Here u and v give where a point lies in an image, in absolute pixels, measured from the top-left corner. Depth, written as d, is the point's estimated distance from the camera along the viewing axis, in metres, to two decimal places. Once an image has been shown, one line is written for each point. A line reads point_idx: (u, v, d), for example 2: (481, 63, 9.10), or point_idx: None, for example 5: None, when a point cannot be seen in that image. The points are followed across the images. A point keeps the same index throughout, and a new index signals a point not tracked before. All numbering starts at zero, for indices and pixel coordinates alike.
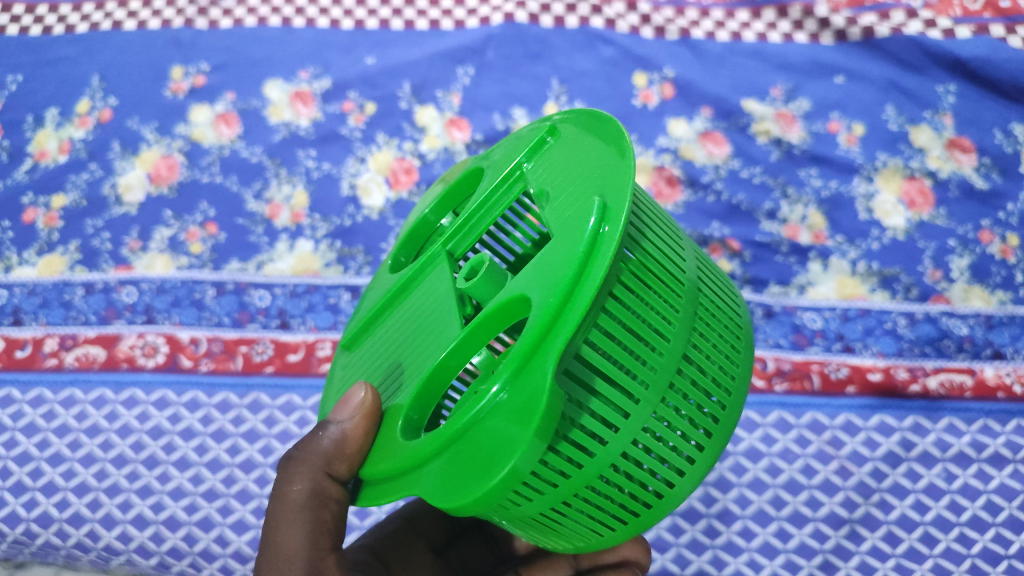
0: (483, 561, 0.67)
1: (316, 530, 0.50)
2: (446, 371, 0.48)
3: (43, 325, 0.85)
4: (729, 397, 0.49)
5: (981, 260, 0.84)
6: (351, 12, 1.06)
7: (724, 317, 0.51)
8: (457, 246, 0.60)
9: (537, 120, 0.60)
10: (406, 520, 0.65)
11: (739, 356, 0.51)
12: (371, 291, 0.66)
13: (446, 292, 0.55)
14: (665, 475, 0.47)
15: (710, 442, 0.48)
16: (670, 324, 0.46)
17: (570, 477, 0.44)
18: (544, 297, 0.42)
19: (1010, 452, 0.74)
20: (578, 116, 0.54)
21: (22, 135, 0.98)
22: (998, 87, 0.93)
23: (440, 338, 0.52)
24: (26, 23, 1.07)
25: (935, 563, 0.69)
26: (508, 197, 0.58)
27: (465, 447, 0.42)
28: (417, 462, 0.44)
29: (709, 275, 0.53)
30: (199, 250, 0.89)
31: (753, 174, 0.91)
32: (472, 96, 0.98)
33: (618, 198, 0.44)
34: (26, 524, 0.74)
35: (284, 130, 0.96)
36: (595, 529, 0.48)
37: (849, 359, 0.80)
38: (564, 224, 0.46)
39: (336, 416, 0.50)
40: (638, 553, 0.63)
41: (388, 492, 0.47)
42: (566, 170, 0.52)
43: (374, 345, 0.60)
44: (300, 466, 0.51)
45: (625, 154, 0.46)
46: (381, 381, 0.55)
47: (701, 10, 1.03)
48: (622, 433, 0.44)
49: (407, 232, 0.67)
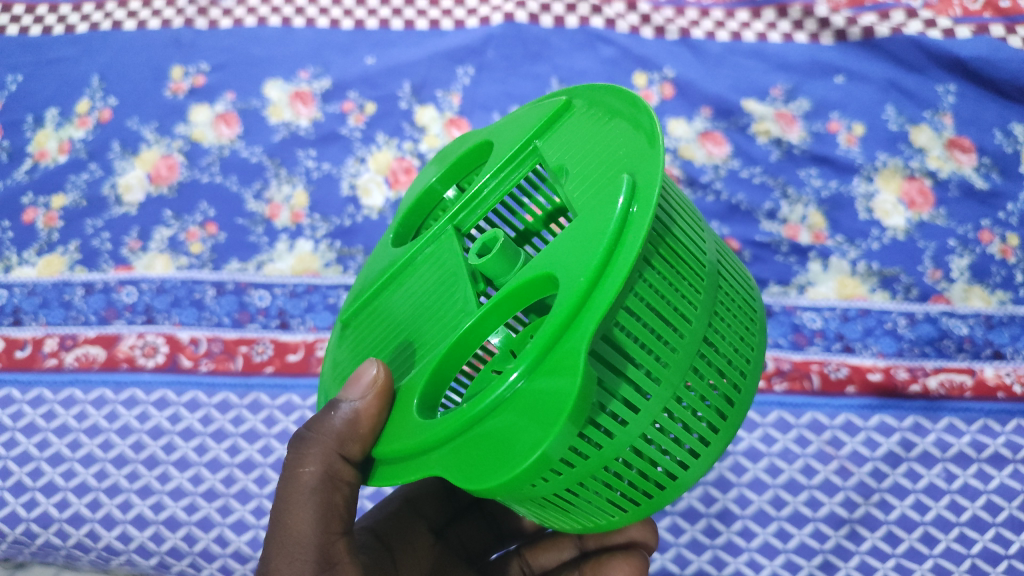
0: (481, 538, 0.68)
1: (328, 514, 0.50)
2: (464, 347, 0.48)
3: (43, 325, 0.85)
4: (744, 380, 0.49)
5: (981, 260, 0.84)
6: (351, 11, 1.06)
7: (740, 300, 0.51)
8: (464, 221, 0.60)
9: (551, 95, 0.60)
10: (406, 501, 0.65)
11: (754, 338, 0.51)
12: (373, 263, 0.66)
13: (459, 270, 0.56)
14: (679, 456, 0.47)
15: (724, 426, 0.48)
16: (693, 306, 0.46)
17: (589, 459, 0.43)
18: (573, 277, 0.42)
19: (1010, 452, 0.74)
20: (600, 92, 0.54)
21: (23, 135, 0.98)
22: (999, 87, 0.93)
23: (456, 315, 0.52)
24: (26, 23, 1.07)
25: (935, 564, 0.69)
26: (514, 176, 0.58)
27: (490, 428, 0.42)
28: (438, 440, 0.44)
29: (728, 262, 0.53)
30: (199, 250, 0.89)
31: (753, 174, 0.91)
32: (472, 96, 0.98)
33: (648, 175, 0.44)
34: (26, 524, 0.75)
35: (284, 130, 0.96)
36: (608, 510, 0.47)
37: (849, 358, 0.79)
38: (591, 203, 0.46)
39: (347, 394, 0.50)
40: (647, 534, 0.62)
41: (407, 472, 0.46)
42: (588, 146, 0.51)
43: (378, 317, 0.60)
44: (313, 447, 0.50)
45: (653, 133, 0.46)
46: (392, 357, 0.55)
47: (701, 10, 1.03)
48: (643, 414, 0.44)
49: (411, 203, 0.67)
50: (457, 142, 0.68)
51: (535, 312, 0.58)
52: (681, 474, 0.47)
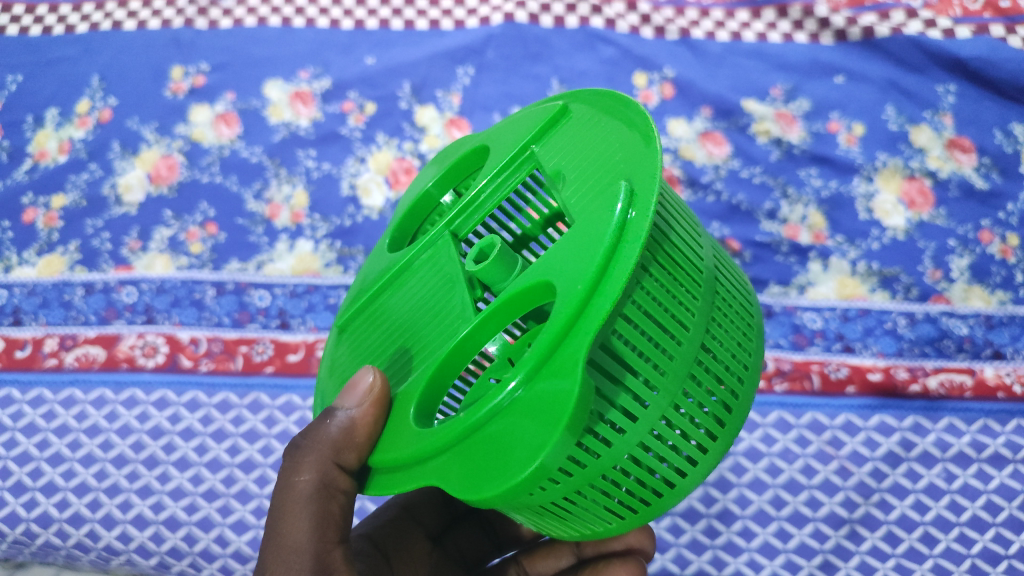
0: (478, 545, 0.68)
1: (323, 523, 0.49)
2: (462, 354, 0.48)
3: (43, 325, 0.85)
4: (741, 386, 0.49)
5: (981, 260, 0.84)
6: (351, 11, 1.06)
7: (737, 306, 0.51)
8: (462, 226, 0.60)
9: (548, 99, 0.60)
10: (403, 508, 0.65)
11: (751, 344, 0.51)
12: (369, 267, 0.66)
13: (457, 275, 0.56)
14: (677, 463, 0.47)
15: (722, 433, 0.48)
16: (691, 313, 0.46)
17: (586, 467, 0.43)
18: (571, 285, 0.42)
19: (1010, 452, 0.74)
20: (597, 96, 0.54)
21: (22, 136, 0.98)
22: (999, 87, 0.93)
23: (453, 321, 0.52)
24: (26, 23, 1.07)
25: (935, 563, 0.70)
26: (511, 181, 0.58)
27: (488, 437, 0.42)
28: (436, 449, 0.44)
29: (725, 268, 0.53)
30: (199, 250, 0.89)
31: (753, 174, 0.91)
32: (472, 96, 0.98)
33: (645, 182, 0.44)
34: (26, 525, 0.75)
35: (284, 130, 0.96)
36: (606, 517, 0.47)
37: (849, 358, 0.79)
38: (588, 209, 0.46)
39: (343, 402, 0.50)
40: (643, 541, 0.62)
41: (405, 481, 0.46)
42: (586, 151, 0.51)
43: (375, 322, 0.60)
44: (308, 454, 0.51)
45: (651, 138, 0.46)
46: (390, 362, 0.55)
47: (701, 10, 1.03)
48: (641, 422, 0.44)
49: (408, 206, 0.67)
50: (454, 146, 0.68)
51: (533, 319, 0.58)
52: (679, 481, 0.47)
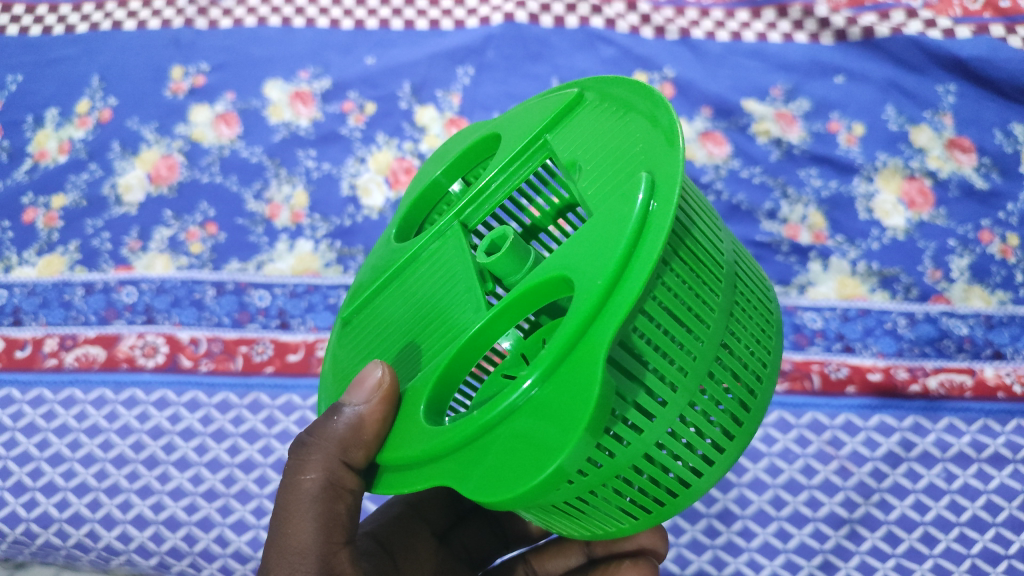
0: (483, 544, 0.68)
1: (329, 523, 0.50)
2: (475, 349, 0.48)
3: (43, 325, 0.85)
4: (759, 384, 0.49)
5: (981, 260, 0.84)
6: (351, 11, 1.06)
7: (756, 304, 0.51)
8: (470, 217, 0.60)
9: (562, 87, 0.60)
10: (410, 505, 0.65)
11: (770, 342, 0.51)
12: (375, 255, 0.66)
13: (467, 270, 0.55)
14: (692, 463, 0.47)
15: (740, 431, 0.48)
16: (711, 311, 0.46)
17: (602, 467, 0.43)
18: (590, 279, 0.42)
19: (1010, 452, 0.74)
20: (615, 87, 0.54)
21: (23, 136, 0.98)
22: (999, 87, 0.93)
23: (464, 316, 0.52)
24: (26, 23, 1.07)
25: (935, 563, 0.70)
26: (521, 172, 0.58)
27: (503, 435, 0.42)
28: (449, 447, 0.44)
29: (744, 264, 0.53)
30: (199, 250, 0.89)
31: (753, 174, 0.91)
32: (472, 96, 0.98)
33: (667, 174, 0.44)
34: (26, 524, 0.75)
35: (284, 130, 0.96)
36: (619, 517, 0.47)
37: (849, 358, 0.79)
38: (607, 200, 0.46)
39: (351, 398, 0.50)
40: (655, 541, 0.62)
41: (416, 480, 0.46)
42: (601, 142, 0.51)
43: (381, 314, 0.60)
44: (314, 453, 0.51)
45: (671, 131, 0.46)
46: (398, 356, 0.55)
47: (701, 10, 1.03)
48: (658, 421, 0.44)
49: (416, 196, 0.67)
50: (460, 136, 0.68)
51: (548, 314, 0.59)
52: (694, 481, 0.47)
